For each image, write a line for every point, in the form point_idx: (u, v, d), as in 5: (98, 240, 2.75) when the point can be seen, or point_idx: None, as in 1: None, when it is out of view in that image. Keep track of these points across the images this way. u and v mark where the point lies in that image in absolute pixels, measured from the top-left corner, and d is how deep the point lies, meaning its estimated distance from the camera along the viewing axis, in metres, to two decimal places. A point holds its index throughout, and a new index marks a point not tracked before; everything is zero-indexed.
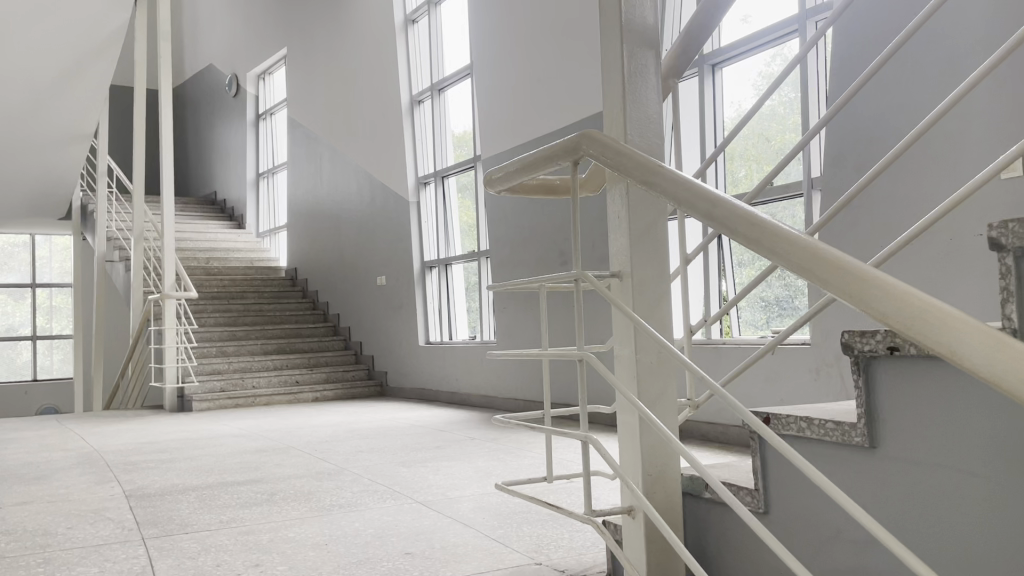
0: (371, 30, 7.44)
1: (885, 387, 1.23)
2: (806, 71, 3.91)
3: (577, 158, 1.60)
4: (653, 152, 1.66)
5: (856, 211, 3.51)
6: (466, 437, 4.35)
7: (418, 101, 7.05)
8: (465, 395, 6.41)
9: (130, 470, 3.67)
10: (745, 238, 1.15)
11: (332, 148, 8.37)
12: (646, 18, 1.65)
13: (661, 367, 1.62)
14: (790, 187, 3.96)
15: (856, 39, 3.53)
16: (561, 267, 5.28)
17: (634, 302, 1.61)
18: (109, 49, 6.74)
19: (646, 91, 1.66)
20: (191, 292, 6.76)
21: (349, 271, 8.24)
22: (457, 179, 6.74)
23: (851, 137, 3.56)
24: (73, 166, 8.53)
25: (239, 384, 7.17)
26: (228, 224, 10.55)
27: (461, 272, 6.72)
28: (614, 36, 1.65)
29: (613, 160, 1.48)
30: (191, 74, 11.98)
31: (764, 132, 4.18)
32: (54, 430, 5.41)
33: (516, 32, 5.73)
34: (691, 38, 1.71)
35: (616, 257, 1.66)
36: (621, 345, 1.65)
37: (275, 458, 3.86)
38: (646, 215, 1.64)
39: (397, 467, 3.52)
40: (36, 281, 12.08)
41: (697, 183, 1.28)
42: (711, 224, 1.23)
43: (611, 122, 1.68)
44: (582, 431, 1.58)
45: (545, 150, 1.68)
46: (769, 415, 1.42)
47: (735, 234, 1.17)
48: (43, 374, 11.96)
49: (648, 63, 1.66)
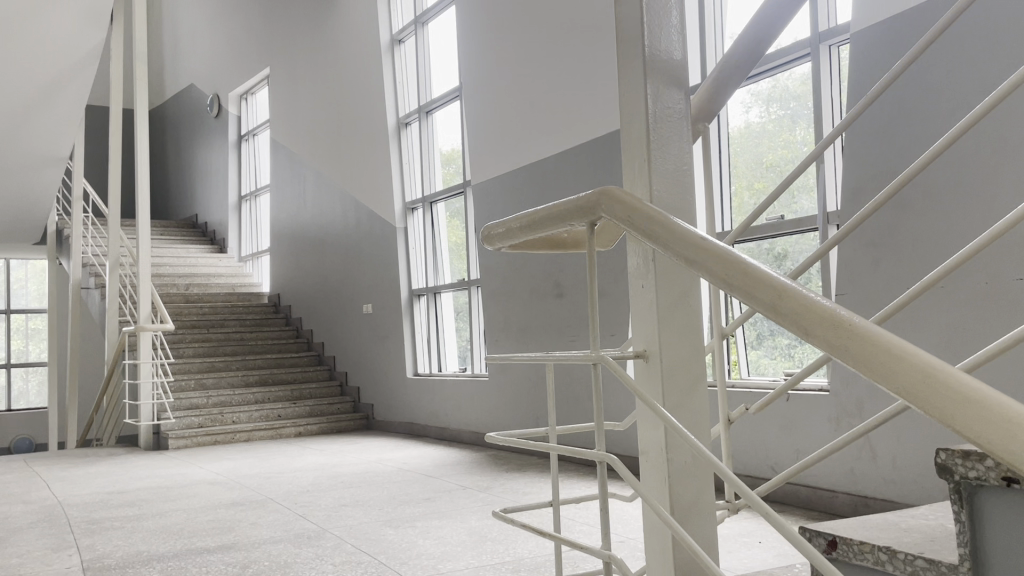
0: (358, 49, 7.19)
1: (994, 523, 0.99)
2: (819, 92, 3.64)
3: (594, 220, 1.36)
4: (685, 210, 1.41)
5: (876, 248, 3.27)
6: (456, 486, 4.08)
7: (405, 123, 6.80)
8: (455, 432, 6.15)
9: (93, 532, 3.37)
10: (820, 338, 0.88)
11: (315, 171, 8.11)
12: (673, 54, 1.42)
13: (695, 469, 1.35)
14: (802, 222, 3.70)
15: (871, 64, 3.32)
16: (556, 299, 5.04)
17: (663, 387, 1.35)
18: (86, 67, 6.43)
19: (676, 137, 1.41)
20: (167, 324, 6.47)
21: (333, 299, 7.95)
22: (447, 203, 6.48)
23: (863, 166, 3.35)
24: (48, 190, 8.23)
25: (217, 420, 6.86)
26: (210, 248, 10.23)
27: (450, 301, 6.46)
28: (637, 73, 1.40)
29: (643, 226, 1.22)
30: (172, 93, 11.69)
31: (775, 156, 3.95)
32: (19, 476, 5.09)
33: (507, 52, 5.52)
34: (724, 77, 1.47)
35: (639, 334, 1.40)
36: (646, 439, 1.39)
37: (251, 515, 3.57)
38: (679, 284, 1.38)
39: (382, 528, 3.23)
40: (10, 306, 11.70)
41: (755, 265, 1.02)
42: (770, 316, 0.97)
43: (631, 168, 1.42)
44: (603, 548, 1.30)
45: (555, 206, 1.44)
46: (836, 539, 1.20)
47: (806, 335, 0.91)
48: (19, 403, 11.55)
49: (678, 105, 1.42)
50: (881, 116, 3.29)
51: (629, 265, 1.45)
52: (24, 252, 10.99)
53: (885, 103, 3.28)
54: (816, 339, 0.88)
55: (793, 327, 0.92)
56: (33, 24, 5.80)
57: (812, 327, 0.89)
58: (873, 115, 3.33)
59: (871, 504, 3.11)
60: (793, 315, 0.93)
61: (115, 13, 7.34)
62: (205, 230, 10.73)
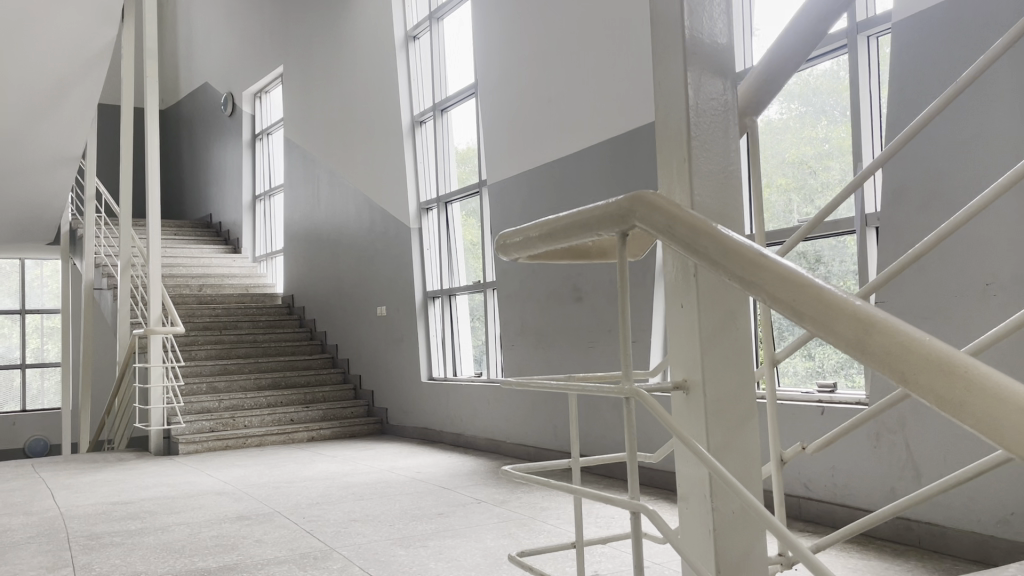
0: (372, 45, 7.03)
1: None
2: (858, 89, 3.42)
3: (626, 230, 1.17)
4: (730, 217, 1.22)
5: (920, 253, 3.05)
6: (471, 500, 3.91)
7: (420, 121, 6.63)
8: (470, 439, 5.98)
9: (91, 548, 3.22)
10: (921, 387, 0.69)
11: (329, 170, 7.97)
12: (718, 37, 1.23)
13: (745, 519, 1.17)
14: (839, 224, 3.47)
15: (917, 55, 3.11)
16: (575, 304, 4.86)
17: (707, 424, 1.16)
18: (98, 63, 6.24)
19: (720, 132, 1.23)
20: (177, 326, 6.33)
21: (348, 300, 7.79)
22: (462, 203, 6.31)
23: (903, 167, 3.14)
24: (60, 190, 8.14)
25: (229, 424, 6.73)
26: (223, 248, 10.13)
27: (466, 304, 6.28)
28: (676, 61, 1.22)
29: (685, 238, 1.04)
30: (187, 92, 11.58)
31: (808, 151, 3.70)
32: (24, 483, 4.97)
33: (527, 48, 5.31)
34: (777, 64, 1.25)
35: (677, 363, 1.22)
36: (686, 482, 1.22)
37: (256, 531, 3.41)
38: (723, 306, 1.19)
39: (393, 548, 3.07)
40: (25, 306, 11.66)
41: (821, 287, 0.83)
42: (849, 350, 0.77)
43: (667, 165, 1.24)
44: None
45: (581, 213, 1.24)
46: None
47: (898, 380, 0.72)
48: (33, 404, 11.49)
49: (722, 97, 1.23)
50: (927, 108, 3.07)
51: (667, 283, 1.25)
52: (39, 251, 10.94)
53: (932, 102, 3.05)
54: (919, 386, 0.69)
55: (884, 370, 0.73)
56: (43, 21, 5.63)
57: (909, 371, 0.70)
58: (917, 108, 3.10)
59: (914, 527, 2.91)
60: (879, 350, 0.74)
61: (125, 10, 7.20)
62: (219, 231, 10.64)
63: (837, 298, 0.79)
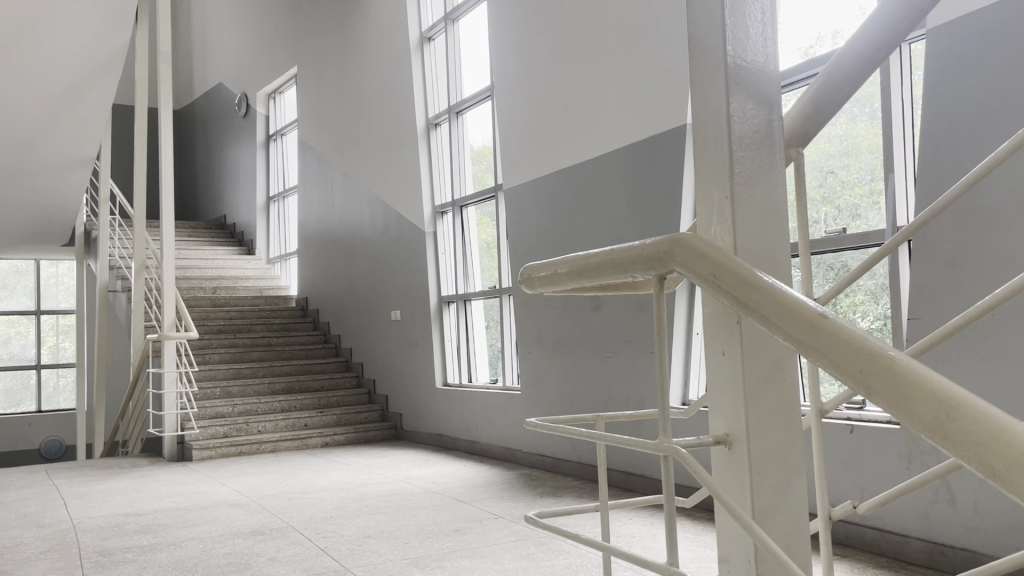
0: (387, 47, 6.95)
1: None
2: (889, 98, 3.31)
3: (664, 274, 1.00)
4: (777, 256, 1.12)
5: (954, 269, 2.95)
6: (487, 515, 3.83)
7: (435, 124, 6.56)
8: (485, 446, 5.91)
9: (103, 566, 3.16)
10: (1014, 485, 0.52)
11: (344, 172, 7.90)
12: (759, 58, 1.12)
13: None
14: (869, 236, 3.38)
15: (956, 63, 2.99)
16: (592, 312, 4.77)
17: (751, 485, 1.07)
18: (113, 66, 6.18)
19: (766, 164, 1.12)
20: (190, 331, 6.28)
21: (361, 304, 7.74)
22: (478, 206, 6.21)
23: (938, 180, 3.02)
24: (74, 192, 8.11)
25: (243, 429, 6.68)
26: (237, 249, 10.10)
27: (481, 309, 6.20)
28: (716, 84, 1.12)
29: (728, 286, 0.88)
30: (201, 92, 11.56)
31: (830, 147, 3.60)
32: (35, 492, 4.93)
33: (545, 50, 5.21)
34: (827, 89, 1.15)
35: (718, 415, 1.12)
36: (728, 542, 1.12)
37: (270, 549, 3.35)
38: (769, 356, 1.10)
39: (408, 569, 3.00)
40: (40, 307, 11.69)
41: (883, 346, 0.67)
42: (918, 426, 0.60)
43: (708, 203, 1.14)
44: None
45: (612, 251, 1.07)
46: None
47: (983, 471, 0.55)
48: (47, 404, 11.51)
49: (765, 124, 1.12)
50: (967, 113, 2.94)
51: (707, 325, 1.16)
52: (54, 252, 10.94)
53: (976, 118, 2.91)
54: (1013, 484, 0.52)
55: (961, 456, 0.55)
56: (59, 22, 5.57)
57: (999, 463, 0.53)
58: (955, 122, 2.98)
59: (948, 553, 2.81)
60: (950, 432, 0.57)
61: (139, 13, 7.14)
62: (234, 232, 10.61)
63: (900, 362, 0.62)
